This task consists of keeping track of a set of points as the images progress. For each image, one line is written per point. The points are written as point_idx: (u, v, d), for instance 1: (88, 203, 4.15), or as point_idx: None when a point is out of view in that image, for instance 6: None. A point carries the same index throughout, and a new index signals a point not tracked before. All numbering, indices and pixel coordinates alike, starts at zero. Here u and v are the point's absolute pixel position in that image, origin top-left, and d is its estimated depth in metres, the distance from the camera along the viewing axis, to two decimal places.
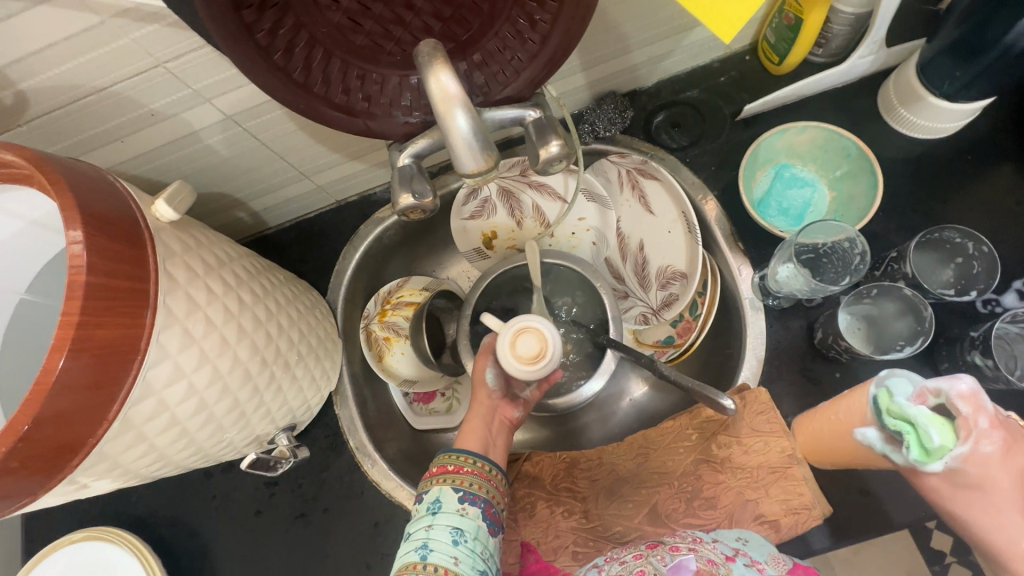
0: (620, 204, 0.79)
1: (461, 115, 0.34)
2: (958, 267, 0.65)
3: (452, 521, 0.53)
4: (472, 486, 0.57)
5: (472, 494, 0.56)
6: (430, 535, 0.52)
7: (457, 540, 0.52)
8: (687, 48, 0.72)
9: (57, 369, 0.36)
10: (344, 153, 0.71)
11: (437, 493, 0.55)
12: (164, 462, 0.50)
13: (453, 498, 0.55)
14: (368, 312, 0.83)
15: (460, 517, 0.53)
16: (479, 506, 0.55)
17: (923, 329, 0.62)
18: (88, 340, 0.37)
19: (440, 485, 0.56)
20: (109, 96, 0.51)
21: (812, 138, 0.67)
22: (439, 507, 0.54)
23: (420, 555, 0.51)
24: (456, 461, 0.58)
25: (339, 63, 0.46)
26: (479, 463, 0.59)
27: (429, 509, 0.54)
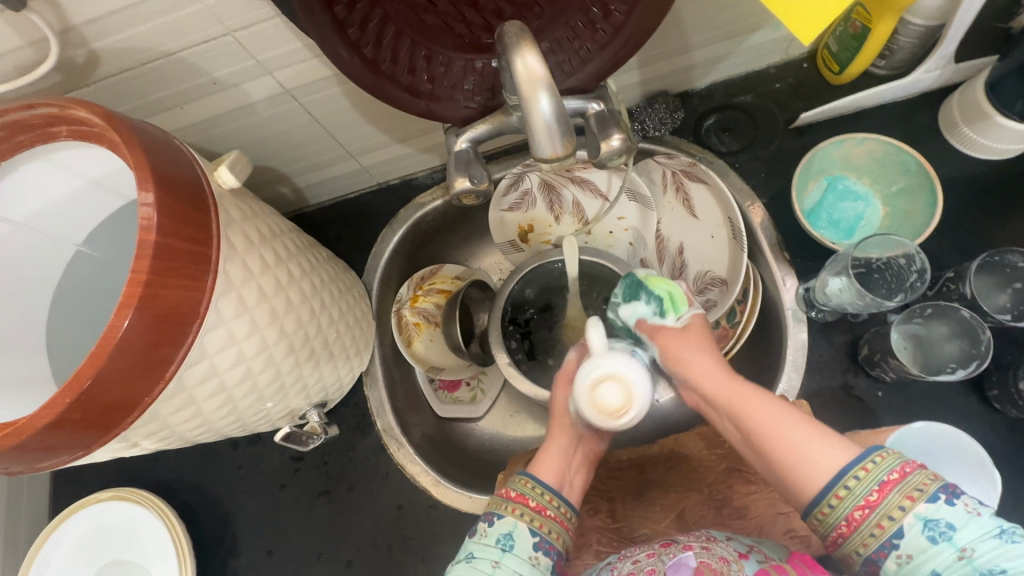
0: (662, 206, 0.78)
1: (544, 99, 0.33)
2: (1015, 293, 0.62)
3: (522, 568, 0.47)
4: (550, 534, 0.50)
5: (547, 542, 0.49)
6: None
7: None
8: (745, 51, 0.71)
9: (122, 328, 0.36)
10: (393, 135, 0.71)
11: (510, 526, 0.49)
12: (206, 427, 0.50)
13: (528, 542, 0.48)
14: (401, 297, 0.83)
15: (531, 566, 0.48)
16: (552, 558, 0.49)
17: (979, 354, 0.60)
18: (152, 301, 0.37)
19: (516, 518, 0.49)
20: (176, 62, 0.51)
21: (870, 151, 0.66)
22: (512, 546, 0.48)
23: None
24: (540, 498, 0.51)
25: (408, 43, 0.46)
26: (563, 508, 0.52)
27: (500, 542, 0.48)
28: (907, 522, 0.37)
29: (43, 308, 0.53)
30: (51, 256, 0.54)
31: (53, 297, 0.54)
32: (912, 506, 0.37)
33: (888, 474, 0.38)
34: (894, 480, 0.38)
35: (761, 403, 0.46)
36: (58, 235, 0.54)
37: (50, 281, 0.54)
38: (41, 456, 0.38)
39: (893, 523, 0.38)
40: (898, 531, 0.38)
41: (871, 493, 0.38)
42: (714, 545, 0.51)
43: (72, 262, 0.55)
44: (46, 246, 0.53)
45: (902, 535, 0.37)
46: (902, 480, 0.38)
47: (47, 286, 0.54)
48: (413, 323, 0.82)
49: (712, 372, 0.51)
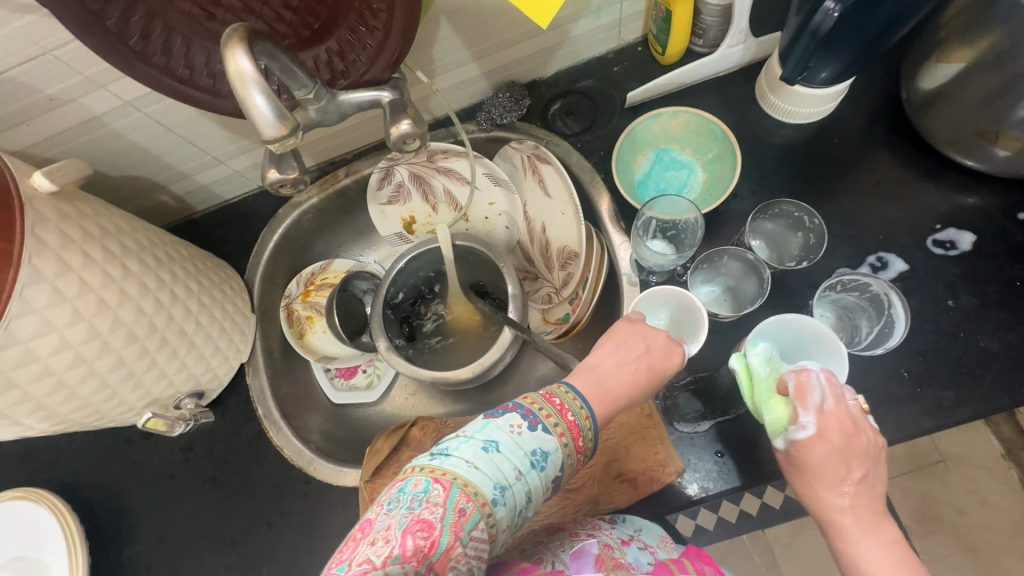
0: (524, 188, 0.86)
1: (253, 92, 0.38)
2: (802, 241, 0.72)
3: (532, 488, 0.43)
4: (568, 475, 0.47)
5: (561, 476, 0.46)
6: (513, 484, 0.42)
7: (522, 509, 0.43)
8: (574, 40, 0.77)
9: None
10: (253, 139, 0.76)
11: (550, 446, 0.44)
12: (46, 412, 0.55)
13: (556, 469, 0.44)
14: (291, 293, 0.90)
15: (540, 493, 0.44)
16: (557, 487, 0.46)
17: (759, 294, 0.68)
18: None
19: (559, 445, 0.45)
20: (4, 82, 0.56)
21: (685, 123, 0.71)
22: (539, 466, 0.43)
23: (493, 497, 0.40)
24: (582, 425, 0.47)
25: (201, 49, 0.51)
26: (587, 444, 0.48)
27: (532, 457, 0.43)
28: None
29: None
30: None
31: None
32: None
33: None
34: None
35: (834, 482, 0.47)
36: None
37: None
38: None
39: None
40: None
41: None
42: (600, 532, 0.58)
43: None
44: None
45: None
46: None
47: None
48: (306, 316, 0.90)
49: (830, 439, 0.47)
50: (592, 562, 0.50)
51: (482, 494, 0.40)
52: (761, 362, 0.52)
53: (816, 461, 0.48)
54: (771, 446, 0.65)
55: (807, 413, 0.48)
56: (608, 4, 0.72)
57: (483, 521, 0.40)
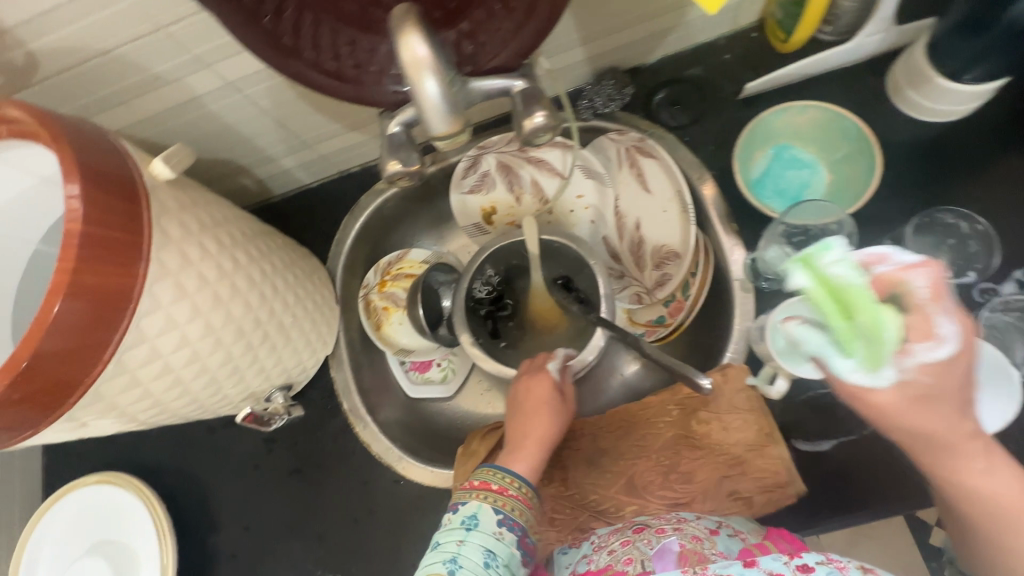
0: (618, 183, 0.80)
1: (428, 80, 0.35)
2: (953, 249, 0.65)
3: (486, 543, 0.52)
4: (513, 511, 0.56)
5: (512, 519, 0.54)
6: (461, 551, 0.51)
7: (487, 562, 0.51)
8: (689, 24, 0.71)
9: (54, 310, 0.39)
10: (344, 123, 0.73)
11: (474, 508, 0.55)
12: (159, 408, 0.53)
13: (491, 519, 0.54)
14: (369, 282, 0.87)
15: (496, 540, 0.52)
16: (516, 532, 0.54)
17: None
18: (85, 286, 0.40)
19: (479, 501, 0.55)
20: (112, 59, 0.53)
21: (813, 119, 0.66)
22: (475, 525, 0.53)
23: (448, 569, 0.50)
24: (501, 481, 0.57)
25: (329, 29, 0.47)
26: (523, 488, 0.58)
27: (465, 523, 0.53)
28: None
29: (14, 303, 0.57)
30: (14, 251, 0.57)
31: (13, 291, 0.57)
32: None
33: None
34: None
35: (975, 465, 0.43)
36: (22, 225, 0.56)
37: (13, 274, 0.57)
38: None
39: None
40: None
41: None
42: (686, 525, 0.56)
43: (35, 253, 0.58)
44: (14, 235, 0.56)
45: None
46: None
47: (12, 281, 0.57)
48: (382, 307, 0.87)
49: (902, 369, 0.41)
50: (676, 561, 0.51)
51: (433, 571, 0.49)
52: (844, 269, 0.39)
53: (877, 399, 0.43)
54: (900, 469, 0.61)
55: (946, 322, 0.39)
56: None
57: None
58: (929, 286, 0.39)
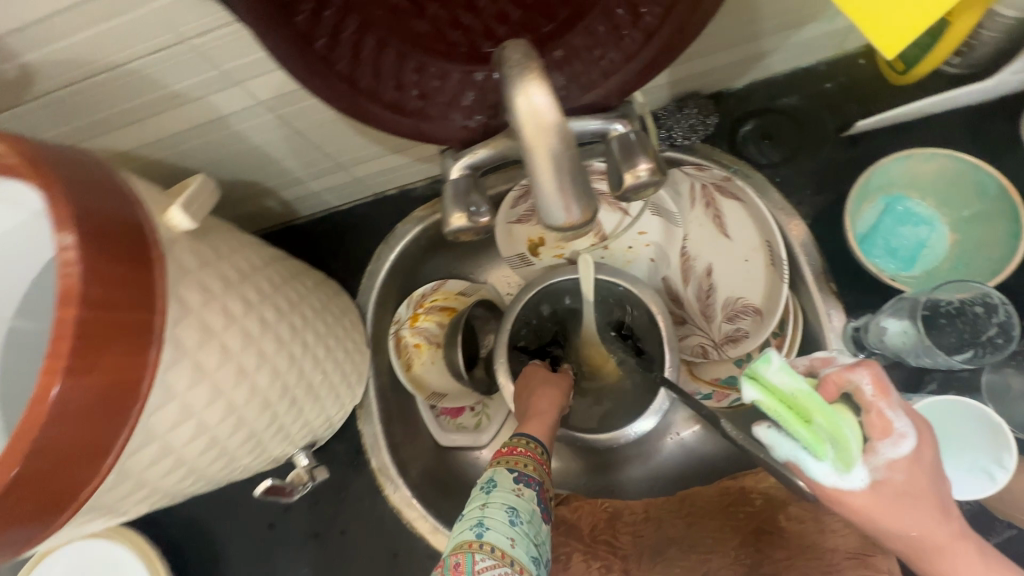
0: (689, 222, 0.70)
1: (554, 148, 0.25)
2: None
3: (508, 500, 0.49)
4: (528, 469, 0.54)
5: (526, 476, 0.53)
6: (485, 514, 0.48)
7: (511, 520, 0.47)
8: (793, 47, 0.61)
9: (51, 398, 0.30)
10: (386, 146, 0.63)
11: (490, 476, 0.52)
12: (169, 497, 0.44)
13: (508, 479, 0.52)
14: (399, 317, 0.78)
15: (516, 497, 0.49)
16: (535, 489, 0.52)
17: None
18: (88, 366, 0.31)
19: (494, 469, 0.53)
20: (124, 75, 0.44)
21: (940, 169, 0.56)
22: (494, 487, 0.51)
23: (475, 533, 0.46)
24: (512, 444, 0.57)
25: (393, 55, 0.38)
26: (533, 446, 0.57)
27: (483, 487, 0.51)
28: None
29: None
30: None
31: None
32: None
33: None
34: None
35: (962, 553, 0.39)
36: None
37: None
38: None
39: None
40: None
41: None
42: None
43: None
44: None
45: None
46: None
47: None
48: (413, 344, 0.78)
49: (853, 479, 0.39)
50: None
51: (460, 538, 0.45)
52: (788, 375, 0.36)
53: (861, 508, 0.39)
54: None
55: (899, 416, 0.39)
56: None
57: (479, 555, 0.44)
58: (869, 385, 0.38)
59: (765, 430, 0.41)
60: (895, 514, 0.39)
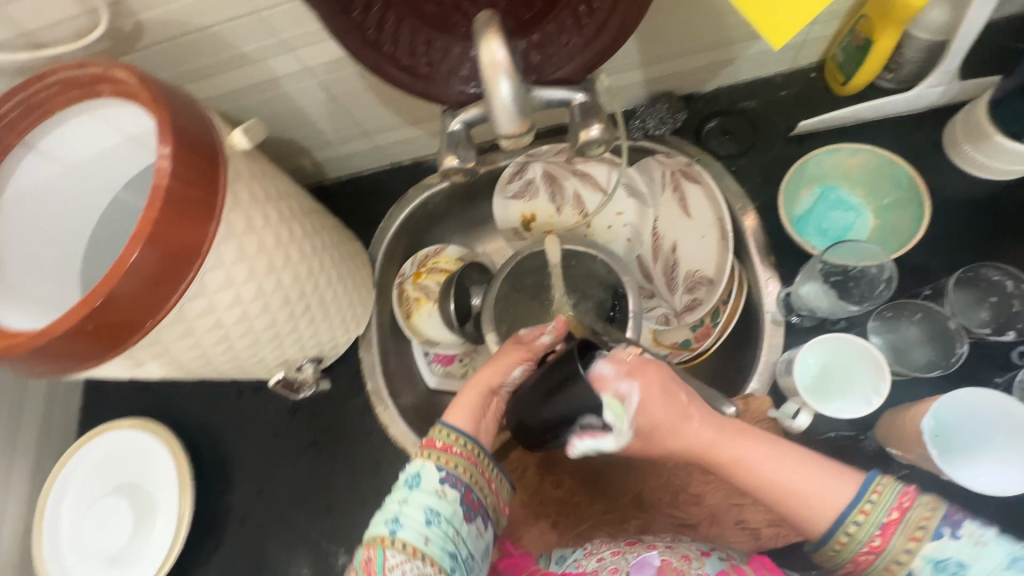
0: (659, 204, 0.81)
1: (503, 82, 0.37)
2: (994, 308, 0.63)
3: (428, 501, 0.52)
4: (455, 469, 0.54)
5: (455, 476, 0.54)
6: (403, 511, 0.52)
7: (429, 520, 0.51)
8: (749, 58, 0.73)
9: (132, 259, 0.42)
10: (405, 117, 0.76)
11: (419, 467, 0.54)
12: (204, 362, 0.56)
13: (434, 476, 0.53)
14: (404, 272, 0.89)
15: (437, 498, 0.52)
16: (458, 490, 0.53)
17: (943, 364, 0.63)
18: (160, 240, 0.43)
19: (423, 459, 0.55)
20: (207, 36, 0.57)
21: (864, 162, 0.66)
22: (419, 484, 0.53)
23: (389, 530, 0.51)
24: (446, 439, 0.56)
25: (409, 28, 0.51)
26: (469, 445, 0.56)
27: (409, 482, 0.54)
28: (918, 563, 0.42)
29: (103, 222, 0.65)
30: (106, 183, 0.63)
31: (100, 216, 0.65)
32: (917, 547, 0.42)
33: (888, 513, 0.43)
34: (894, 520, 0.42)
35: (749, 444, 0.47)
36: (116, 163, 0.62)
37: (102, 203, 0.64)
38: (53, 362, 0.45)
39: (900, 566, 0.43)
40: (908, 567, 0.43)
41: (873, 538, 0.43)
42: (680, 545, 0.55)
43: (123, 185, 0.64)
44: (110, 171, 0.62)
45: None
46: (901, 520, 0.42)
47: (100, 207, 0.64)
48: (414, 298, 0.88)
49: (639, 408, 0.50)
50: None
51: (376, 533, 0.51)
52: None
53: (653, 424, 0.50)
54: None
55: None
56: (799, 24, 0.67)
57: (390, 553, 0.50)
58: None
59: None
60: (701, 435, 0.49)
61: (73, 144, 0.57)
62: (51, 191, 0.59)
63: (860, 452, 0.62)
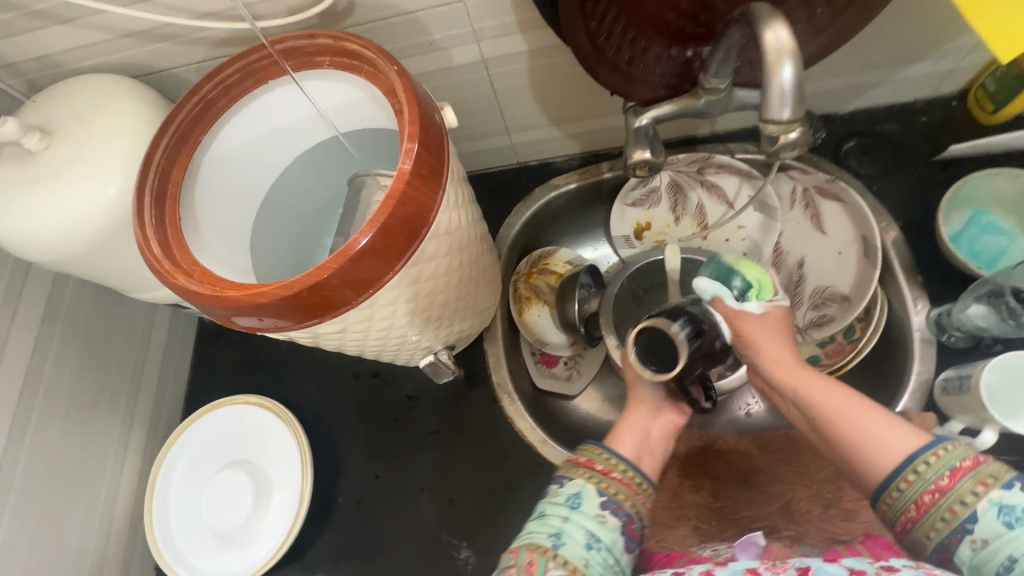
0: (787, 220, 0.82)
1: (787, 68, 0.38)
2: None
3: (590, 524, 0.48)
4: (617, 496, 0.51)
5: (615, 503, 0.50)
6: (566, 529, 0.48)
7: (591, 545, 0.48)
8: (898, 82, 0.74)
9: (362, 241, 0.43)
10: (551, 117, 0.78)
11: (579, 487, 0.51)
12: (385, 334, 0.56)
13: (596, 501, 0.50)
14: (519, 270, 0.91)
15: (599, 523, 0.49)
16: (621, 519, 0.50)
17: None
18: (389, 225, 0.44)
19: (585, 480, 0.51)
20: (408, 21, 0.59)
21: (1022, 187, 0.68)
22: (581, 504, 0.50)
23: (552, 542, 0.47)
24: (606, 463, 0.53)
25: (624, 23, 0.53)
26: (629, 473, 0.53)
27: (570, 500, 0.50)
28: (980, 507, 0.40)
29: (274, 196, 0.65)
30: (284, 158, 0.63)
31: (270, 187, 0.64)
32: (986, 492, 0.40)
33: (959, 461, 0.41)
34: (966, 467, 0.41)
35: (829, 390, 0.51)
36: (298, 136, 0.62)
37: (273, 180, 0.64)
38: (261, 317, 0.45)
39: (965, 507, 0.40)
40: (972, 516, 0.40)
41: (940, 477, 0.41)
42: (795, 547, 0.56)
43: (298, 160, 0.64)
44: (291, 144, 0.62)
45: (975, 518, 0.39)
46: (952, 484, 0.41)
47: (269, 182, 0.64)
48: (525, 296, 0.90)
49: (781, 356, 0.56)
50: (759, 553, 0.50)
51: (538, 540, 0.47)
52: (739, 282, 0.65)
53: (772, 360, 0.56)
54: None
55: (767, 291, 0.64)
56: (957, 52, 0.69)
57: (553, 563, 0.45)
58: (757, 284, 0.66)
59: (700, 282, 0.64)
60: (801, 376, 0.53)
61: (268, 113, 0.58)
62: (240, 161, 0.60)
63: None
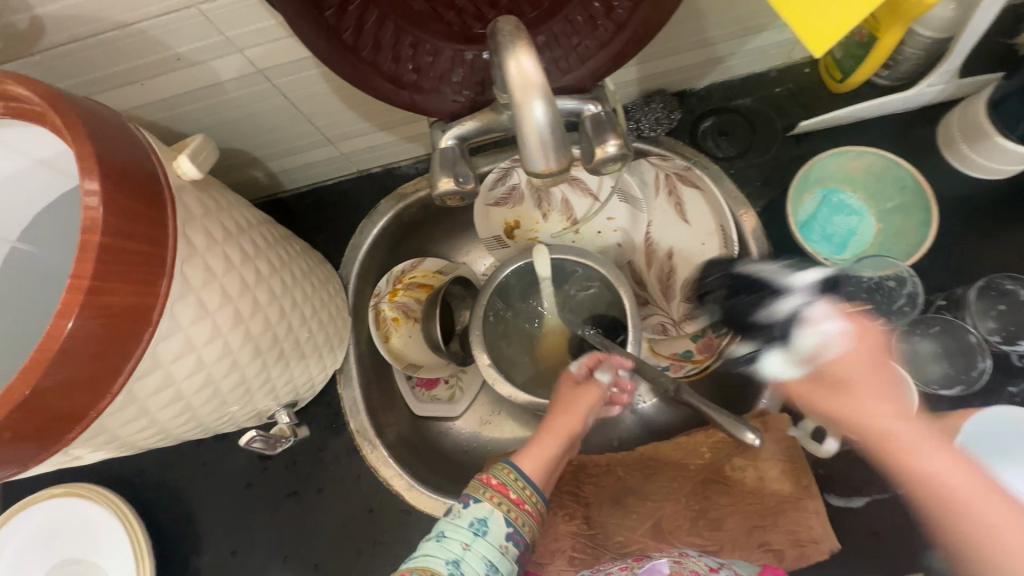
0: (653, 209, 0.75)
1: (538, 105, 0.32)
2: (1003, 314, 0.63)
3: (490, 554, 0.46)
4: (524, 528, 0.48)
5: (520, 535, 0.48)
6: (465, 556, 0.45)
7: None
8: (747, 53, 0.69)
9: (67, 329, 0.32)
10: (376, 122, 0.67)
11: (486, 511, 0.47)
12: (163, 435, 0.46)
13: (501, 530, 0.47)
14: (379, 290, 0.79)
15: (500, 554, 0.46)
16: (521, 551, 0.48)
17: (963, 380, 0.62)
18: (102, 302, 0.34)
19: (494, 504, 0.48)
20: (132, 34, 0.46)
21: (869, 165, 0.65)
22: (484, 531, 0.46)
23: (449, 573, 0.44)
24: (519, 491, 0.49)
25: (393, 29, 0.43)
26: (538, 504, 0.50)
27: (472, 525, 0.47)
28: None
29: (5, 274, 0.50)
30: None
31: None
32: None
33: None
34: None
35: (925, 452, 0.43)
36: None
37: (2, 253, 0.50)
38: None
39: None
40: None
41: None
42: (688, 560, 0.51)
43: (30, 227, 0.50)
44: None
45: None
46: None
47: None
48: (391, 318, 0.78)
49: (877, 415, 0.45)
50: None
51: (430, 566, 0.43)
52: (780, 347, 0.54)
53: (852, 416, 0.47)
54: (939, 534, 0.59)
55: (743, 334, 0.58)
56: None
57: None
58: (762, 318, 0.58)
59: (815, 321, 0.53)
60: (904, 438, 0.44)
61: None
62: None
63: (873, 463, 0.61)
